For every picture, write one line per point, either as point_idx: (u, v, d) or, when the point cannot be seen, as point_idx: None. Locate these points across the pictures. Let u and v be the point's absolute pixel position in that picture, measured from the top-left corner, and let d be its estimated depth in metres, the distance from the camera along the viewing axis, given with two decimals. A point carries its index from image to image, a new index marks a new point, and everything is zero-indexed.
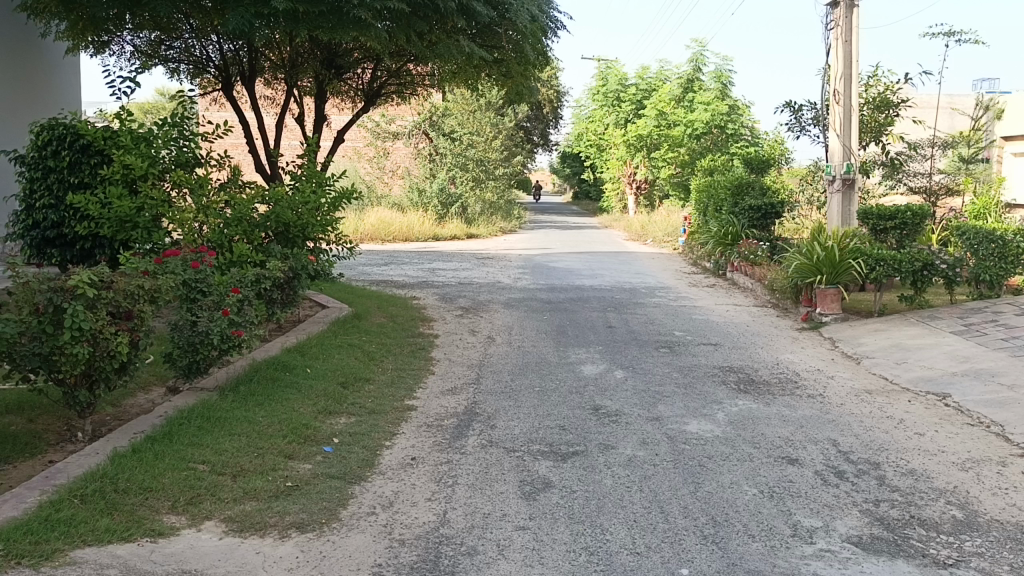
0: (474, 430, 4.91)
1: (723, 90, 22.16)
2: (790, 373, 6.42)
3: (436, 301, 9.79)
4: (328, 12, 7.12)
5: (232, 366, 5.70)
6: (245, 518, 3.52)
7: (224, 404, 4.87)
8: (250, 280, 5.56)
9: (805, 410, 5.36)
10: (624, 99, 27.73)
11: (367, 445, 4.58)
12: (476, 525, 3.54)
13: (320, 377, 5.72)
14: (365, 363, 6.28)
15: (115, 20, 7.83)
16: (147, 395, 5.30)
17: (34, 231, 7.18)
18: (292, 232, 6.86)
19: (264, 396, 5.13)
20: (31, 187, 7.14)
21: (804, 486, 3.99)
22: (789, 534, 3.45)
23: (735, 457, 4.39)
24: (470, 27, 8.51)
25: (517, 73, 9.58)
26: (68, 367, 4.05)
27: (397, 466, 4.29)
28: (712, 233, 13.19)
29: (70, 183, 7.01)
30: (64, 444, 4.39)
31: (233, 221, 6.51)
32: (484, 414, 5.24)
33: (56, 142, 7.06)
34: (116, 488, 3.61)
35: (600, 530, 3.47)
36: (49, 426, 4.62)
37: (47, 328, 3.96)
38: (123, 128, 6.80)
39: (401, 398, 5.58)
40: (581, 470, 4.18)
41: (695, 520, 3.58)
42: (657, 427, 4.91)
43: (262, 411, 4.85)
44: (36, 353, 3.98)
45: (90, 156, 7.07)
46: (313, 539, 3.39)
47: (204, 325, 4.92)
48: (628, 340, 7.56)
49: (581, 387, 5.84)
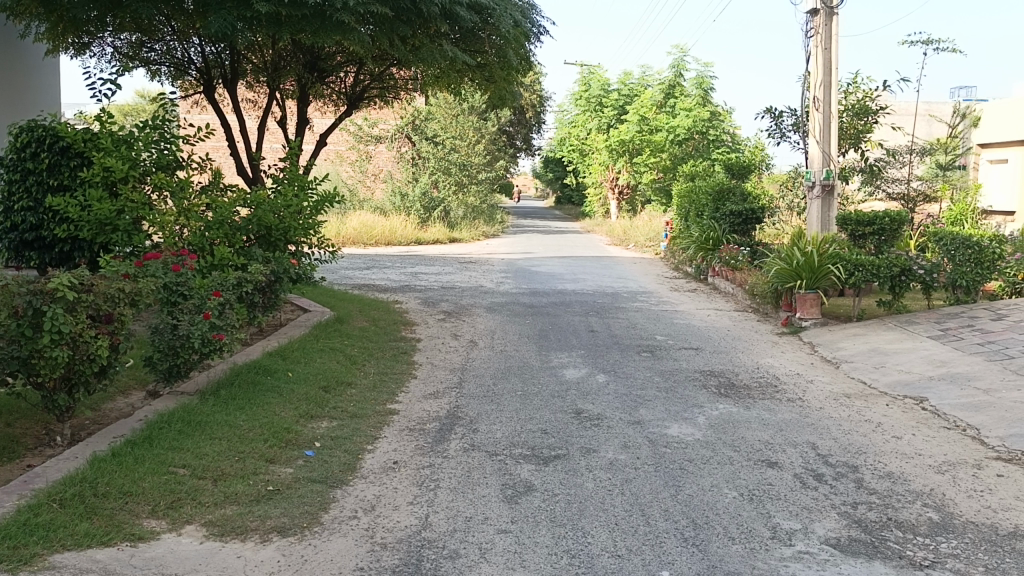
0: (456, 434, 4.91)
1: (706, 96, 22.26)
2: (770, 377, 6.47)
3: (418, 305, 9.77)
4: (311, 16, 7.10)
5: (213, 370, 5.67)
6: (226, 522, 3.51)
7: (205, 408, 4.84)
8: (232, 283, 5.57)
9: (785, 414, 5.40)
10: (607, 105, 27.82)
11: (348, 449, 4.57)
12: (458, 529, 3.55)
13: (302, 381, 5.70)
14: (346, 367, 6.27)
15: (96, 22, 7.78)
16: (127, 399, 5.26)
17: (12, 234, 7.16)
18: (274, 235, 6.87)
19: (245, 400, 5.10)
20: (9, 190, 7.10)
21: (784, 488, 4.03)
22: (768, 536, 3.49)
23: (716, 461, 4.42)
24: (453, 32, 8.49)
25: (499, 78, 9.60)
26: (47, 370, 4.01)
27: (379, 470, 4.29)
28: (693, 237, 13.22)
29: (50, 185, 6.96)
30: (42, 448, 4.36)
31: (215, 224, 6.48)
32: (466, 418, 5.24)
33: (35, 144, 7.00)
34: (95, 492, 3.58)
35: (581, 533, 3.49)
36: (27, 430, 4.59)
37: (26, 331, 3.92)
38: (103, 130, 6.77)
39: (383, 402, 5.58)
40: (563, 474, 4.20)
41: (676, 522, 3.61)
42: (639, 431, 4.93)
43: (243, 415, 4.83)
44: (14, 357, 3.94)
45: (70, 159, 6.99)
46: (294, 543, 3.38)
47: (185, 328, 4.88)
48: (610, 344, 7.58)
49: (563, 391, 5.86)
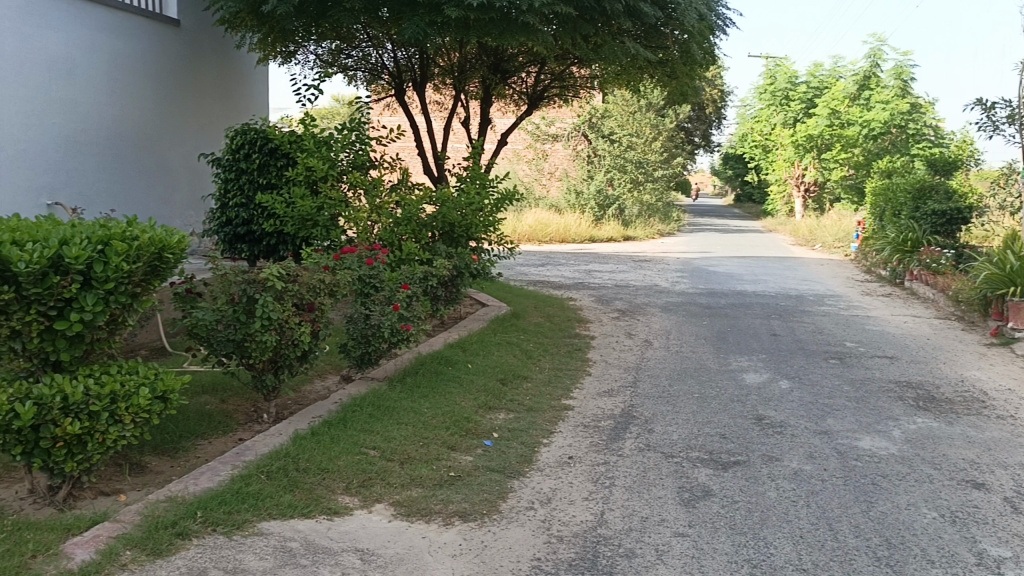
0: (632, 433, 4.89)
1: (905, 86, 20.74)
2: (976, 391, 5.95)
3: (593, 302, 9.81)
4: (497, 19, 7.31)
5: (399, 358, 5.98)
6: (412, 503, 3.70)
7: (392, 394, 5.12)
8: (419, 276, 5.87)
9: (994, 432, 4.95)
10: (794, 99, 26.56)
11: (526, 441, 4.68)
12: (634, 528, 3.54)
13: (481, 373, 5.89)
14: (523, 361, 6.41)
15: (302, 32, 8.41)
16: (323, 383, 5.66)
17: (227, 228, 7.86)
18: (457, 232, 7.12)
19: (429, 388, 5.35)
20: (225, 187, 7.79)
21: (992, 513, 3.70)
22: (973, 562, 3.22)
23: (913, 478, 4.13)
24: (636, 29, 8.44)
25: (681, 73, 9.43)
26: (257, 353, 4.40)
27: (555, 464, 4.35)
28: (888, 239, 12.40)
29: (260, 184, 7.60)
30: (251, 424, 4.78)
31: (404, 220, 6.87)
32: (641, 417, 5.21)
33: (248, 146, 7.64)
34: (297, 467, 3.89)
35: (763, 543, 3.38)
36: (239, 407, 5.04)
37: (240, 317, 4.33)
38: (307, 133, 7.34)
39: (559, 398, 5.65)
40: (743, 480, 4.08)
41: (868, 540, 3.41)
42: (826, 441, 4.69)
43: (427, 403, 5.06)
44: (230, 339, 4.37)
45: (278, 159, 7.64)
46: (475, 528, 3.50)
47: (376, 318, 5.19)
48: (793, 349, 7.26)
49: (744, 395, 5.68)
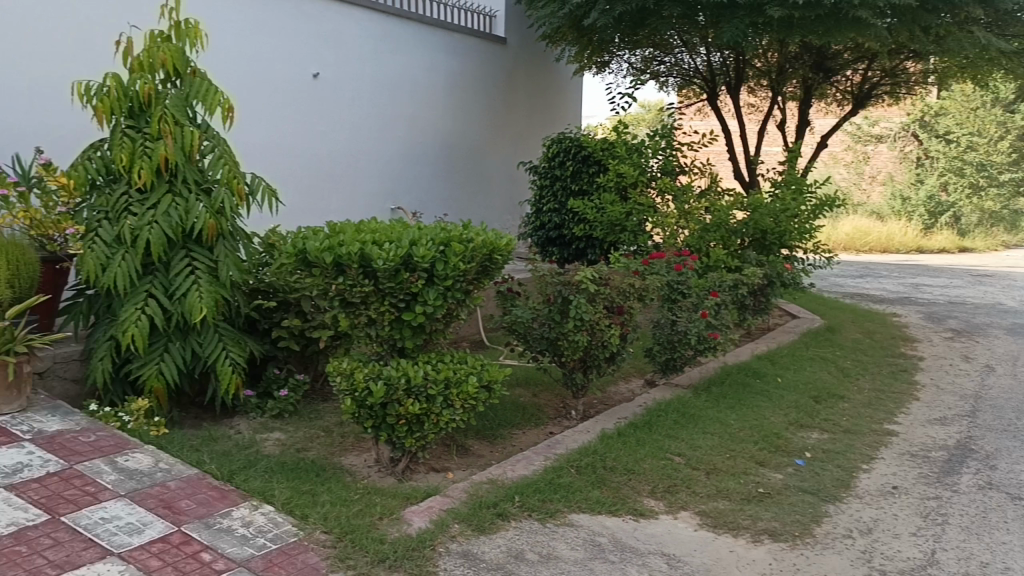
0: (969, 468, 4.37)
1: None
2: None
3: (919, 319, 8.93)
4: (825, 16, 6.92)
5: (705, 367, 5.91)
6: (719, 515, 3.64)
7: (698, 402, 5.08)
8: (729, 284, 5.75)
9: None
10: None
11: (842, 464, 4.38)
12: None
13: (792, 389, 5.63)
14: (839, 380, 6.00)
15: (619, 41, 8.63)
16: (628, 385, 5.76)
17: (540, 232, 8.26)
18: (769, 239, 6.89)
19: (736, 400, 5.23)
20: (540, 194, 8.23)
21: None
22: None
23: None
24: (989, 15, 7.52)
25: None
26: (569, 352, 4.60)
27: (876, 492, 4.02)
28: None
29: (573, 190, 7.92)
30: (561, 419, 5.00)
31: (713, 226, 6.78)
32: (981, 452, 4.64)
33: (563, 154, 8.01)
34: (605, 465, 4.01)
35: None
36: (549, 402, 5.30)
37: (555, 316, 4.56)
38: (620, 140, 7.50)
39: (880, 422, 5.20)
40: None
41: None
42: None
43: (734, 414, 4.95)
44: (544, 337, 4.64)
45: (590, 166, 7.87)
46: (787, 549, 3.36)
47: (683, 325, 5.17)
48: None
49: None
